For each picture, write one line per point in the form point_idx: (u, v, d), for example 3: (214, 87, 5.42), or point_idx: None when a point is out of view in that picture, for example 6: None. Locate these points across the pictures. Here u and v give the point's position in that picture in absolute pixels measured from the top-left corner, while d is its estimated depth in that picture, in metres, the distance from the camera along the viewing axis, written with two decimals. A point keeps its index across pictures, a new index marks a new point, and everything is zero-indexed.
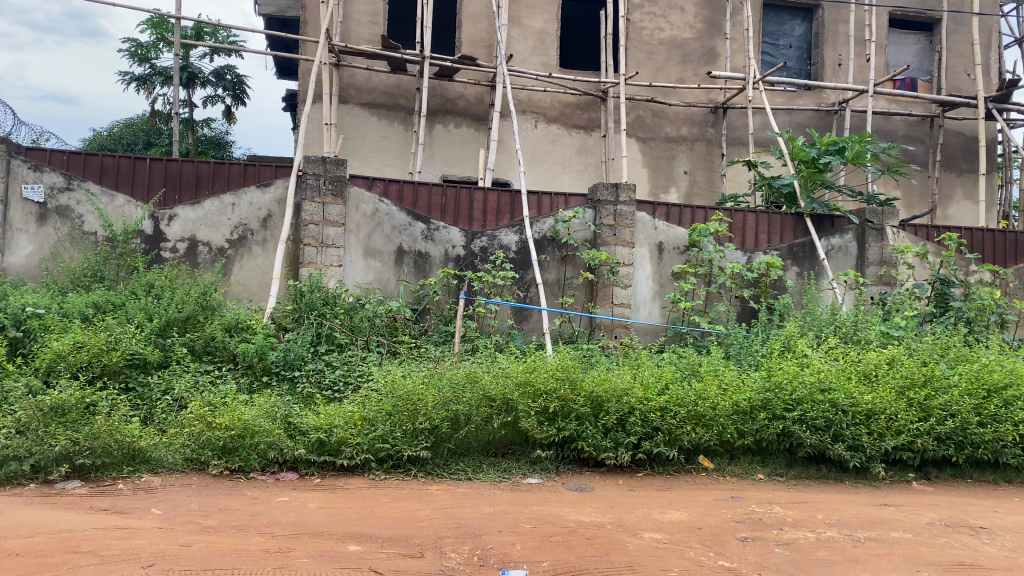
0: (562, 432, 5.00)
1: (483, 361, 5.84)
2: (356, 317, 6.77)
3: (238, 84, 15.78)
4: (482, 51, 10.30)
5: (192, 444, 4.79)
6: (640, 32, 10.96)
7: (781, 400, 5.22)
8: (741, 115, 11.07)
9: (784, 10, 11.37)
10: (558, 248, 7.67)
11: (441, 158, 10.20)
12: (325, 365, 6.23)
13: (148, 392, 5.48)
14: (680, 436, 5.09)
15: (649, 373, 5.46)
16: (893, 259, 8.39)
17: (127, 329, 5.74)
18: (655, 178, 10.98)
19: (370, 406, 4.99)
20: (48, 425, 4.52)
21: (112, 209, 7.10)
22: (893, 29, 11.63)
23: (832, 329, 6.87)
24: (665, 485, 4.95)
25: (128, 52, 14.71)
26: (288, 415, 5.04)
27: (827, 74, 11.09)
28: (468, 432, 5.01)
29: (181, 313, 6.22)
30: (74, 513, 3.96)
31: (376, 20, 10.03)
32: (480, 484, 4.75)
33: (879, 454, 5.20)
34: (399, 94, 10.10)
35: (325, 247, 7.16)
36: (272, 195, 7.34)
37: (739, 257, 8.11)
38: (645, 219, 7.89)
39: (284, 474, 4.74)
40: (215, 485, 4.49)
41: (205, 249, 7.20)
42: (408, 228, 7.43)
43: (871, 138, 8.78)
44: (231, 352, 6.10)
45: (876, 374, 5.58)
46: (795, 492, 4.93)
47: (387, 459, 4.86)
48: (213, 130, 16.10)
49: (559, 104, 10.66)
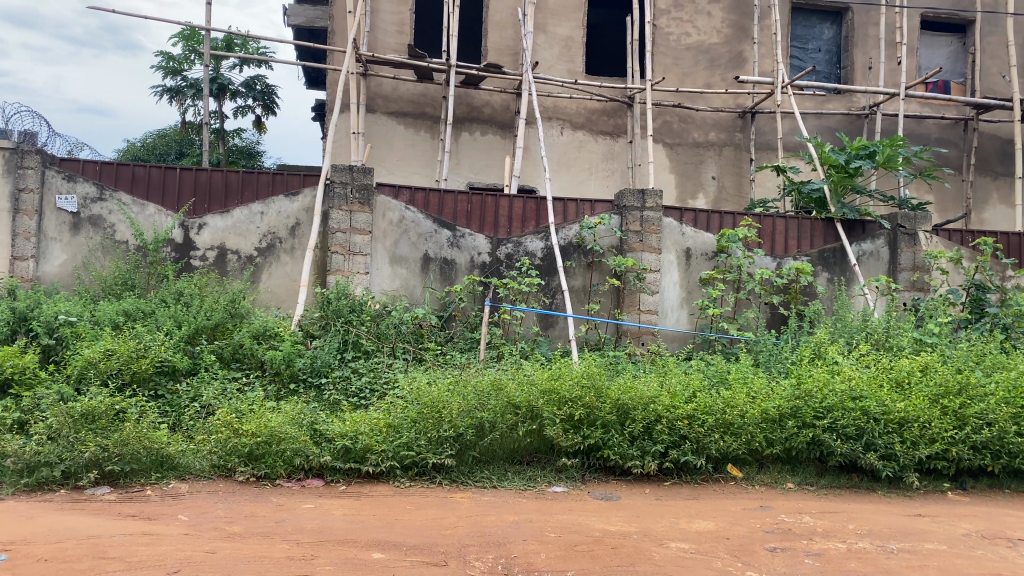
0: (587, 440, 4.96)
1: (508, 368, 5.81)
2: (382, 325, 6.79)
3: (268, 94, 15.96)
4: (508, 59, 10.31)
5: (219, 451, 4.80)
6: (667, 38, 10.91)
7: (811, 408, 5.14)
8: (769, 120, 10.96)
9: (813, 14, 11.24)
10: (584, 255, 7.67)
11: (467, 165, 10.22)
12: (352, 372, 6.26)
13: (177, 399, 5.52)
14: (708, 445, 5.02)
15: (677, 382, 5.40)
16: (926, 265, 8.28)
17: (156, 337, 5.80)
18: (683, 184, 10.89)
19: (395, 413, 4.99)
20: (79, 432, 4.60)
21: (143, 218, 7.20)
22: (925, 31, 11.46)
23: (864, 336, 6.75)
24: (692, 494, 4.89)
25: (160, 64, 14.95)
26: (313, 422, 5.05)
27: (858, 77, 10.95)
28: (493, 440, 4.99)
29: (209, 320, 6.27)
30: (102, 518, 4.00)
31: (402, 29, 10.08)
32: (505, 493, 4.73)
33: (913, 463, 5.07)
34: (425, 102, 10.14)
35: (352, 255, 7.20)
36: (300, 204, 7.37)
37: (768, 263, 8.03)
38: (672, 225, 7.82)
39: (310, 481, 4.75)
40: (241, 492, 4.51)
41: (234, 257, 7.27)
42: (434, 236, 7.45)
43: (902, 141, 8.67)
44: (259, 359, 6.12)
45: (909, 382, 5.47)
46: (826, 502, 4.85)
47: (412, 466, 4.86)
48: (243, 140, 16.30)
49: (585, 110, 10.63)
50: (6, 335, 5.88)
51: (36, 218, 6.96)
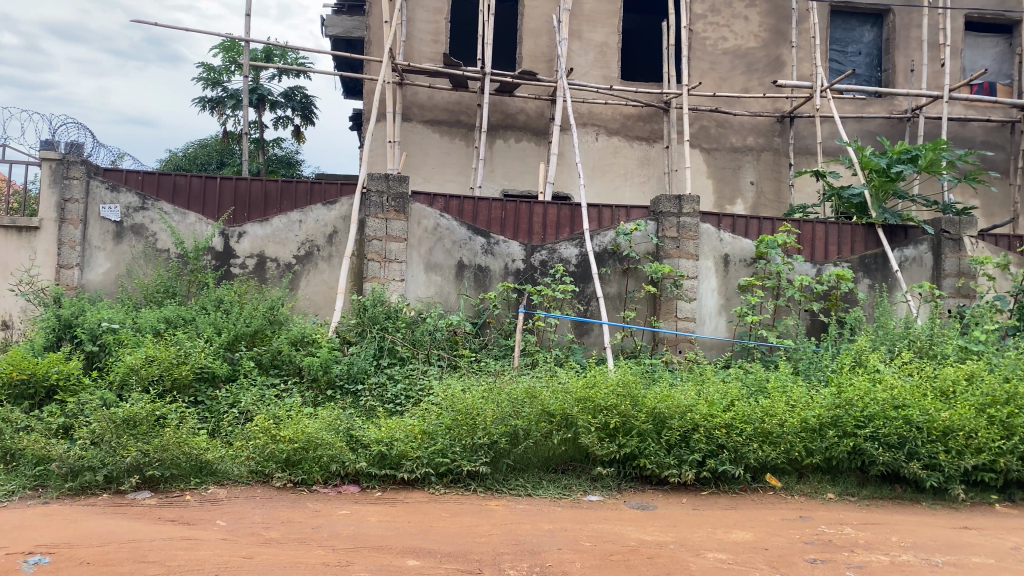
0: (623, 449, 4.92)
1: (543, 375, 5.80)
2: (417, 331, 6.81)
3: (307, 104, 16.16)
4: (543, 66, 10.31)
5: (257, 457, 4.85)
6: (703, 43, 10.83)
7: (852, 417, 5.02)
8: (808, 124, 10.82)
9: (853, 17, 11.08)
10: (620, 261, 7.61)
11: (502, 172, 10.24)
12: (387, 379, 6.29)
13: (216, 405, 5.59)
14: (747, 454, 4.94)
15: (715, 390, 5.34)
16: (971, 271, 8.08)
17: (196, 344, 5.89)
18: (720, 190, 10.79)
19: (430, 420, 5.00)
20: (120, 437, 4.65)
21: (183, 226, 7.30)
22: (969, 33, 11.23)
23: (906, 344, 6.61)
24: (730, 505, 4.81)
25: (201, 76, 15.24)
26: (350, 427, 5.07)
27: (899, 80, 10.76)
28: (528, 448, 4.97)
29: (249, 327, 6.35)
30: (142, 523, 4.06)
31: (437, 38, 10.14)
32: (539, 501, 4.70)
33: (958, 474, 4.95)
34: (460, 110, 10.18)
35: (388, 262, 7.25)
36: (337, 212, 7.45)
37: (808, 270, 7.88)
38: (709, 231, 7.74)
39: (346, 487, 4.77)
40: (278, 498, 4.54)
41: (273, 265, 7.36)
42: (468, 243, 7.47)
43: (946, 145, 8.51)
44: (297, 365, 6.19)
45: (954, 391, 5.34)
46: (868, 513, 4.74)
47: (447, 473, 4.84)
48: (283, 149, 16.52)
49: (620, 116, 10.59)
50: (52, 341, 6.01)
51: (82, 227, 7.12)
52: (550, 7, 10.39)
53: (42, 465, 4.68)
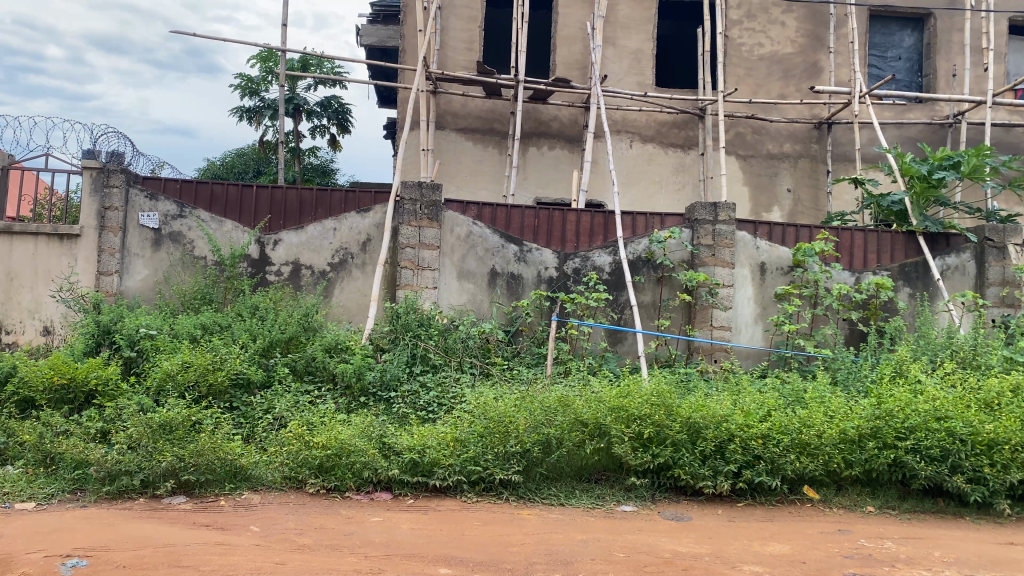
0: (657, 459, 4.86)
1: (576, 384, 5.75)
2: (450, 339, 6.81)
3: (342, 113, 16.31)
4: (577, 73, 10.29)
5: (291, 463, 4.88)
6: (739, 49, 10.74)
7: (893, 428, 4.91)
8: (847, 130, 10.67)
9: (892, 21, 10.91)
10: (654, 269, 7.55)
11: (535, 180, 10.22)
12: (420, 386, 6.29)
13: (251, 411, 5.62)
14: (784, 465, 4.85)
15: (751, 401, 5.26)
16: (1016, 279, 7.88)
17: (232, 350, 5.94)
18: (756, 197, 10.66)
19: (463, 428, 4.99)
20: (156, 442, 4.71)
21: (220, 234, 7.39)
22: (1013, 36, 10.99)
23: (948, 353, 6.46)
24: (766, 517, 4.73)
25: (239, 86, 15.47)
26: (383, 434, 5.08)
27: (941, 85, 10.57)
28: (561, 457, 4.94)
29: (283, 334, 6.39)
30: (177, 527, 4.10)
31: (471, 46, 10.17)
32: (572, 511, 4.66)
33: (1004, 488, 4.80)
34: (494, 117, 10.19)
35: (420, 270, 7.26)
36: (371, 220, 7.48)
37: (847, 278, 7.68)
38: (746, 239, 7.65)
39: (379, 494, 4.77)
40: (311, 504, 4.56)
41: (308, 272, 7.42)
42: (502, 250, 7.46)
43: (989, 150, 8.32)
44: (330, 371, 6.20)
45: (999, 403, 5.20)
46: (909, 528, 4.62)
47: (479, 481, 4.83)
48: (318, 158, 16.69)
49: (655, 124, 10.53)
50: (92, 347, 6.10)
51: (121, 235, 7.24)
52: (584, 15, 10.37)
53: (80, 469, 4.75)
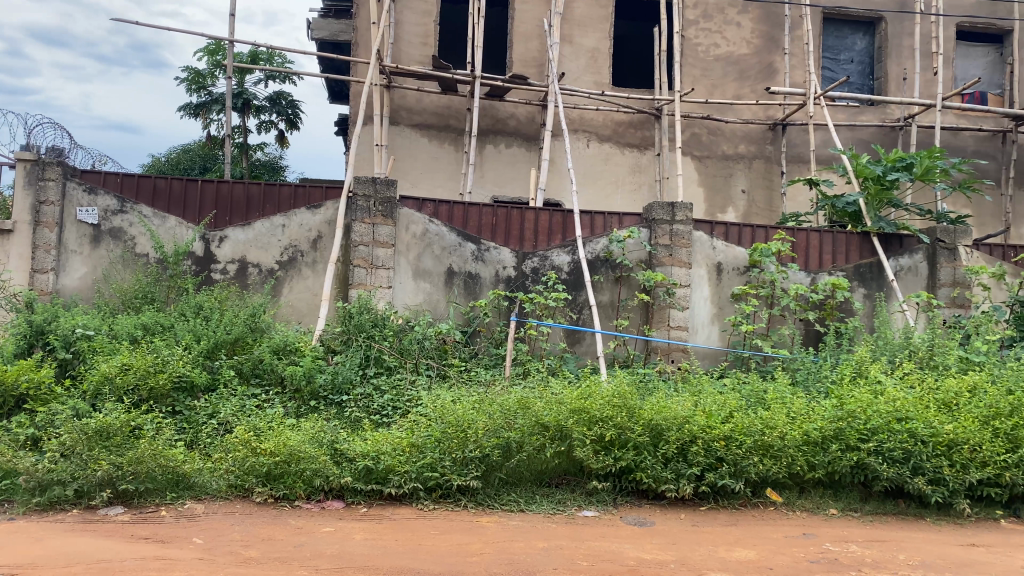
0: (619, 462, 4.73)
1: (535, 386, 5.62)
2: (405, 340, 6.62)
3: (292, 109, 15.96)
4: (534, 71, 10.16)
5: (236, 470, 4.62)
6: (695, 49, 10.72)
7: (855, 430, 4.88)
8: (801, 132, 10.73)
9: (845, 24, 10.99)
10: (612, 269, 7.45)
11: (491, 178, 10.06)
12: (373, 390, 6.08)
13: (195, 415, 5.35)
14: (747, 468, 4.76)
15: (712, 402, 5.16)
16: (967, 280, 7.95)
17: (175, 351, 5.67)
18: (712, 198, 10.66)
19: (419, 432, 4.80)
20: (92, 449, 4.43)
21: (163, 230, 7.09)
22: (961, 42, 11.17)
23: (907, 354, 6.47)
24: (730, 521, 4.64)
25: (185, 80, 15.03)
26: (334, 440, 4.86)
27: (892, 88, 10.69)
28: (520, 461, 4.77)
29: (229, 334, 6.13)
30: (114, 541, 3.84)
31: (427, 41, 9.97)
32: (533, 518, 4.51)
33: (963, 488, 4.79)
34: (449, 114, 10.01)
35: (374, 269, 7.05)
36: (322, 217, 7.24)
37: (803, 278, 7.72)
38: (702, 238, 7.60)
39: (330, 503, 4.54)
40: (259, 514, 4.33)
41: (255, 270, 7.14)
42: (458, 249, 7.28)
43: (941, 152, 8.42)
44: (278, 374, 5.96)
45: (956, 403, 5.20)
46: (873, 530, 4.58)
47: (436, 488, 4.64)
48: (267, 154, 16.33)
49: (611, 123, 10.45)
50: (23, 348, 5.76)
51: (57, 230, 6.89)
52: (541, 12, 10.25)
53: (8, 479, 4.44)
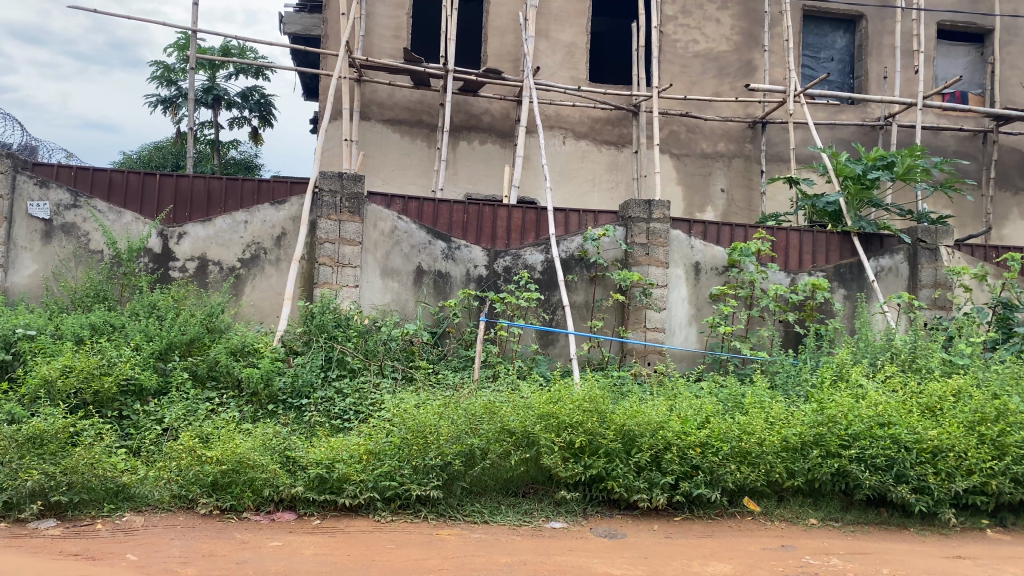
0: (589, 470, 4.49)
1: (504, 389, 5.36)
2: (371, 341, 6.35)
3: (265, 105, 15.62)
4: (509, 66, 9.91)
5: (181, 479, 4.31)
6: (674, 45, 10.52)
7: (836, 436, 4.65)
8: (780, 130, 10.56)
9: (825, 22, 10.84)
10: (587, 268, 7.22)
11: (465, 175, 9.80)
12: (335, 393, 5.81)
13: (142, 421, 5.05)
14: (723, 476, 4.55)
15: (688, 406, 4.94)
16: (948, 281, 7.76)
17: (123, 353, 5.37)
18: (690, 197, 10.45)
19: (378, 438, 4.51)
20: (24, 457, 4.13)
21: (117, 226, 6.76)
22: (942, 41, 11.04)
23: (888, 356, 6.26)
24: (706, 532, 4.41)
25: (154, 75, 14.70)
26: (287, 447, 4.57)
27: (872, 87, 10.55)
28: (484, 470, 4.51)
29: (183, 335, 5.82)
30: (39, 558, 3.54)
31: (399, 34, 9.69)
32: (497, 530, 4.26)
33: (948, 497, 4.59)
34: (422, 109, 9.73)
35: (340, 267, 6.76)
36: (287, 213, 6.94)
37: (783, 279, 7.51)
38: (680, 238, 7.38)
39: (281, 514, 4.27)
40: (202, 528, 4.03)
41: (215, 268, 6.83)
42: (428, 247, 7.01)
43: (922, 151, 8.25)
44: (235, 376, 5.66)
45: (941, 407, 5.01)
46: (855, 542, 4.37)
47: (394, 498, 4.37)
48: (241, 152, 16.01)
49: (588, 120, 10.22)
50: None
51: (6, 225, 6.55)
52: (516, 5, 10.00)
53: None
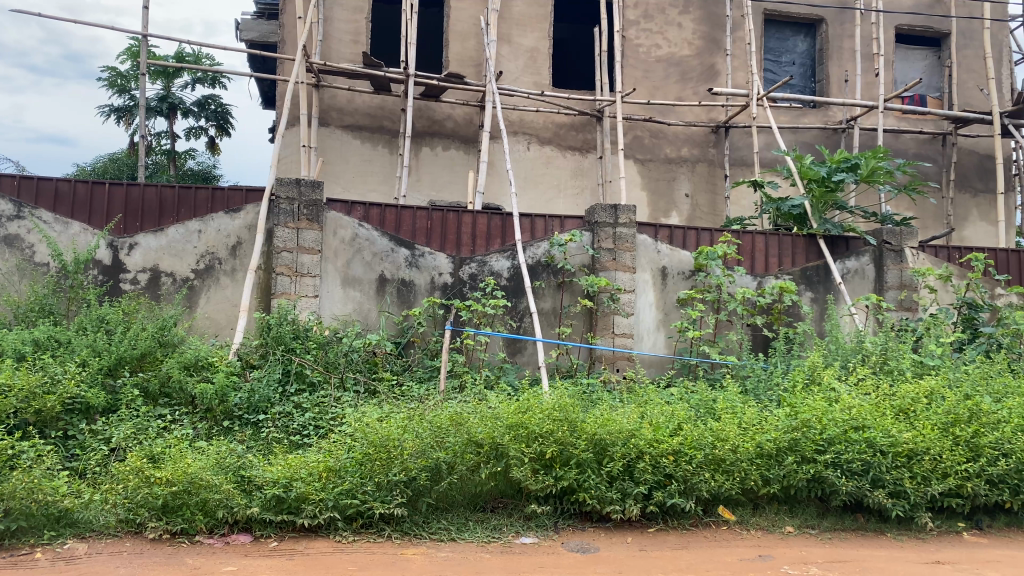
0: (560, 482, 4.33)
1: (471, 400, 5.17)
2: (331, 353, 6.14)
3: (223, 113, 15.29)
4: (471, 70, 9.76)
5: (127, 503, 4.05)
6: (636, 50, 10.46)
7: (811, 440, 4.54)
8: (744, 135, 10.55)
9: (786, 26, 10.87)
10: (554, 274, 7.07)
11: (428, 182, 9.62)
12: (294, 408, 5.59)
13: (88, 442, 4.78)
14: (698, 485, 4.40)
15: (659, 413, 4.80)
16: (913, 283, 7.78)
17: (67, 368, 5.10)
18: (655, 202, 10.38)
19: (338, 454, 4.29)
20: None
21: (64, 237, 6.48)
22: (900, 45, 11.14)
23: (859, 359, 6.20)
24: (680, 543, 4.27)
25: (107, 83, 14.33)
26: (242, 465, 4.33)
27: (834, 90, 10.59)
28: (451, 484, 4.32)
29: (135, 349, 5.54)
30: None
31: (358, 39, 9.50)
32: (465, 548, 4.08)
33: (924, 501, 4.52)
34: (383, 115, 9.55)
35: (299, 277, 6.54)
36: (242, 221, 6.72)
37: (749, 282, 7.53)
38: (647, 242, 7.28)
39: (236, 537, 4.04)
40: (150, 554, 3.79)
41: (168, 280, 6.57)
42: (390, 255, 6.81)
43: (885, 153, 8.25)
44: (189, 393, 5.40)
45: (914, 409, 4.94)
46: (833, 550, 4.26)
47: (356, 517, 4.18)
48: (199, 162, 15.67)
49: (552, 125, 10.11)
50: None
51: None
52: (477, 10, 9.87)
53: None
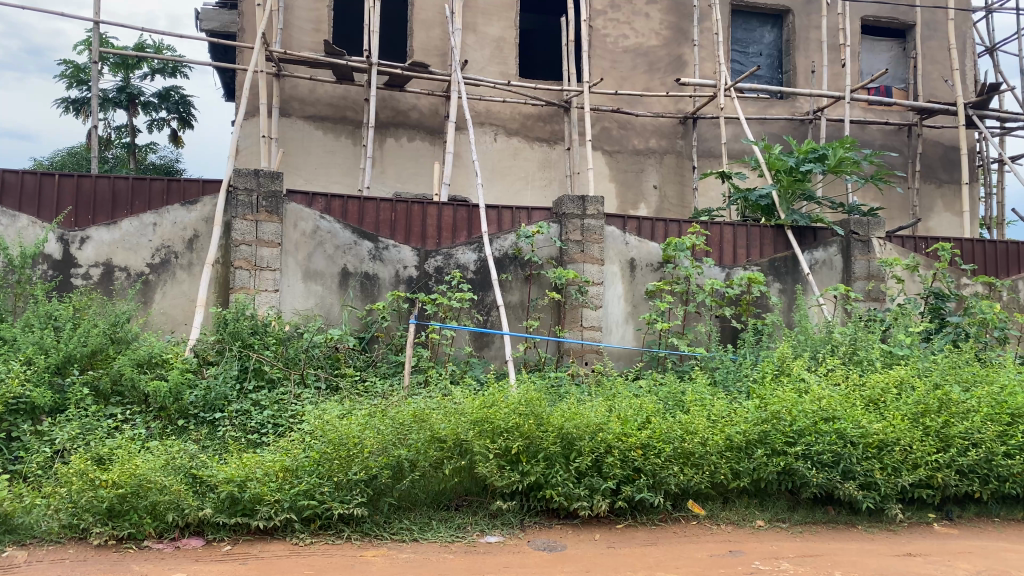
0: (526, 478, 4.21)
1: (435, 395, 5.02)
2: (291, 349, 5.96)
3: (184, 105, 14.95)
4: (436, 60, 9.59)
5: (71, 507, 3.85)
6: (604, 40, 10.36)
7: (781, 433, 4.46)
8: (712, 126, 10.49)
9: (752, 17, 10.83)
10: (521, 267, 6.95)
11: (393, 174, 9.44)
12: (252, 406, 5.41)
13: (32, 444, 4.56)
14: (666, 479, 4.30)
15: (628, 406, 4.70)
16: (881, 273, 7.78)
17: (11, 367, 4.86)
18: (624, 194, 10.30)
19: (296, 453, 4.13)
20: None
21: (10, 231, 6.23)
22: (866, 36, 11.16)
23: (829, 350, 6.16)
24: (649, 540, 4.17)
25: (64, 74, 13.96)
26: (195, 465, 4.15)
27: (801, 81, 10.57)
28: (413, 482, 4.18)
29: (84, 347, 5.31)
30: None
31: (319, 27, 9.29)
32: (427, 548, 3.94)
33: (895, 492, 4.46)
34: (346, 105, 9.34)
35: (258, 270, 6.34)
36: (198, 214, 6.49)
37: (718, 273, 7.44)
38: (615, 233, 7.17)
39: (187, 541, 3.86)
40: (94, 561, 3.60)
41: (122, 274, 6.33)
42: (353, 247, 6.64)
43: (853, 143, 8.20)
44: (141, 391, 5.19)
45: (884, 400, 4.88)
46: (803, 544, 4.18)
47: (314, 518, 4.02)
48: (161, 156, 15.29)
49: (519, 116, 9.98)
50: None
51: None
52: None
53: None
